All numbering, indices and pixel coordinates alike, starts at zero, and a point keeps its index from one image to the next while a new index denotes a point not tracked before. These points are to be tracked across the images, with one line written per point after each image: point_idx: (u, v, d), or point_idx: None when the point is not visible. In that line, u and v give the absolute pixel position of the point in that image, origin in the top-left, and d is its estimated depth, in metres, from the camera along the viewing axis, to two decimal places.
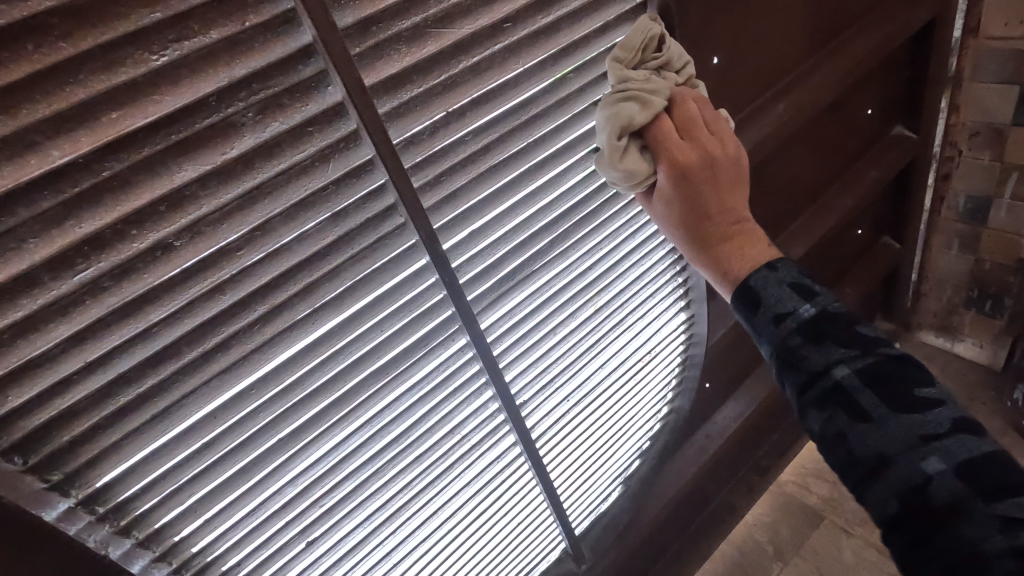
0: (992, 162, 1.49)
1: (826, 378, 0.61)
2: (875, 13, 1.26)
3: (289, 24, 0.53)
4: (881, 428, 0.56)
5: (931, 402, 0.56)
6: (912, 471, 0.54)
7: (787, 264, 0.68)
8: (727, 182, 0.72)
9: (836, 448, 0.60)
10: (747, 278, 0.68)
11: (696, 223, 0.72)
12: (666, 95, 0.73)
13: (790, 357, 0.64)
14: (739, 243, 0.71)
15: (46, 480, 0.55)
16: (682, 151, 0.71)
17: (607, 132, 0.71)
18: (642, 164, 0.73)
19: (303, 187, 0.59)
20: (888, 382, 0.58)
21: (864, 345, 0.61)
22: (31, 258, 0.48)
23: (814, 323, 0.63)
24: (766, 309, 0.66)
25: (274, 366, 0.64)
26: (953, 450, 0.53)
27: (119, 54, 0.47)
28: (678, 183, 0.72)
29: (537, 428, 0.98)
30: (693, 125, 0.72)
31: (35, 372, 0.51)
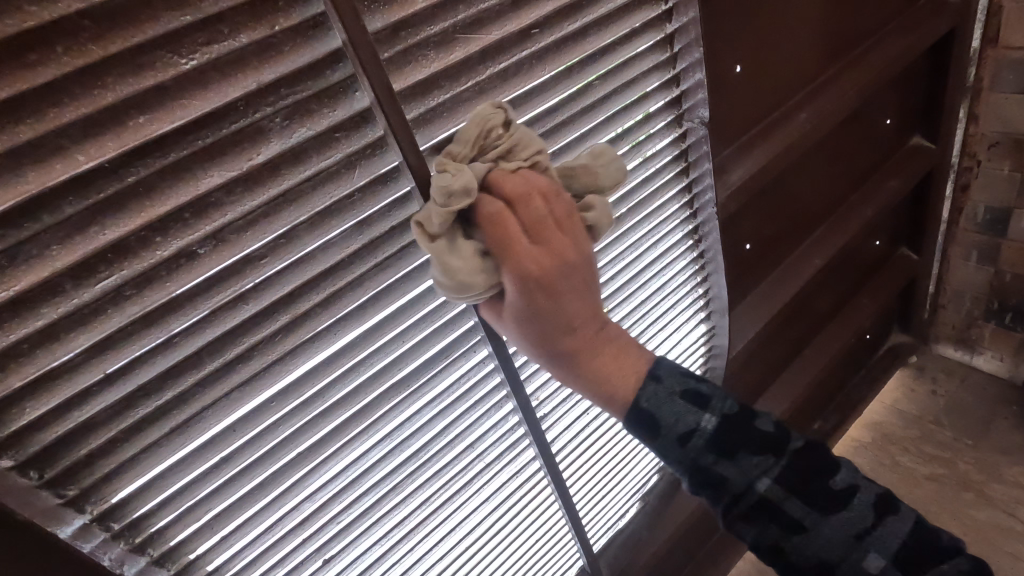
0: (1012, 173, 1.46)
1: (749, 495, 0.61)
2: (893, 24, 1.25)
3: (317, 28, 0.52)
4: (817, 536, 0.59)
5: (847, 493, 0.60)
6: (857, 571, 0.58)
7: (670, 371, 0.64)
8: (581, 284, 0.60)
9: (776, 559, 0.62)
10: (636, 400, 0.62)
11: (551, 331, 0.61)
12: (513, 184, 0.57)
13: (705, 475, 0.61)
14: (610, 359, 0.63)
15: (62, 495, 0.53)
16: (541, 264, 0.57)
17: (420, 228, 0.55)
18: (480, 279, 0.57)
19: (329, 194, 0.58)
20: (810, 484, 0.60)
21: (774, 449, 0.61)
22: (53, 265, 0.46)
23: (721, 434, 0.61)
24: (668, 431, 0.61)
25: (294, 377, 0.62)
26: (884, 539, 0.58)
27: (147, 57, 0.46)
28: (538, 302, 0.59)
29: (556, 442, 0.96)
30: (552, 230, 0.58)
31: (55, 383, 0.50)
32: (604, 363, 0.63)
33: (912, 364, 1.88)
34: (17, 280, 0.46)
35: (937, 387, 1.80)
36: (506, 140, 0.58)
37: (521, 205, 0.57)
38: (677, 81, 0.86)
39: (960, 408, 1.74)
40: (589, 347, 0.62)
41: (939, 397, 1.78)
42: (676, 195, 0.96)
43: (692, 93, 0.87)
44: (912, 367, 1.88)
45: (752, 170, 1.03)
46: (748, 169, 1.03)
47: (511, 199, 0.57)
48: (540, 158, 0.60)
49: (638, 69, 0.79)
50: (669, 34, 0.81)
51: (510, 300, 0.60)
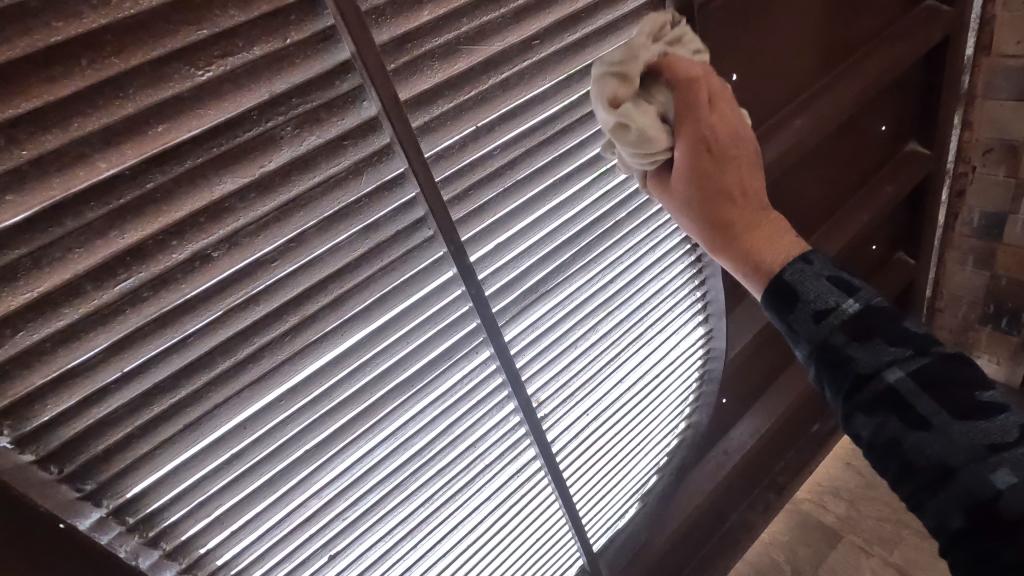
0: (1006, 179, 1.48)
1: (876, 381, 0.56)
2: (888, 32, 1.27)
3: (327, 41, 0.55)
4: (940, 438, 0.52)
5: (995, 407, 0.51)
6: (978, 481, 0.49)
7: (820, 256, 0.62)
8: (745, 158, 0.64)
9: (891, 459, 0.55)
10: (781, 272, 0.62)
11: (710, 199, 0.65)
12: (682, 64, 0.65)
13: (836, 357, 0.58)
14: (756, 232, 0.64)
15: (79, 489, 0.55)
16: (710, 121, 0.63)
17: (604, 98, 0.65)
18: (658, 138, 0.64)
19: (338, 200, 0.60)
20: (947, 387, 0.53)
21: (919, 346, 0.55)
22: (75, 268, 0.49)
23: (860, 319, 0.58)
24: (804, 305, 0.60)
25: (302, 377, 0.64)
26: (1023, 460, 0.48)
27: (165, 70, 0.48)
28: (699, 163, 0.63)
29: (557, 442, 0.98)
30: (723, 102, 0.65)
31: (75, 381, 0.52)
32: (753, 232, 0.64)
33: None
34: (41, 281, 0.48)
35: None
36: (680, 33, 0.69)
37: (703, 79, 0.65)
38: None
39: None
40: (750, 215, 0.64)
41: None
42: None
43: None
44: None
45: None
46: None
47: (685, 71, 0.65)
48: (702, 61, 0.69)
49: None
50: None
51: (676, 172, 0.65)
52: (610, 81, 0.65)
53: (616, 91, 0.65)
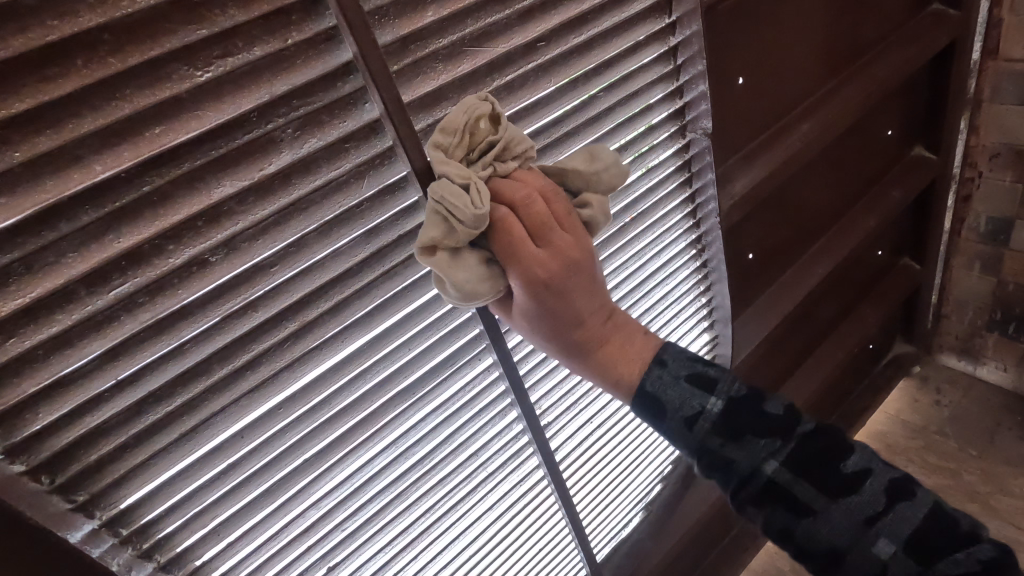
0: (1014, 183, 1.47)
1: (756, 478, 0.61)
2: (894, 36, 1.26)
3: (329, 42, 0.54)
4: (826, 521, 0.58)
5: (861, 476, 0.58)
6: (865, 557, 0.57)
7: (673, 354, 0.66)
8: (579, 287, 0.61)
9: (788, 545, 0.61)
10: (642, 383, 0.65)
11: (563, 324, 0.63)
12: (516, 192, 0.57)
13: (715, 459, 0.63)
14: (621, 350, 0.66)
15: (72, 500, 0.53)
16: (535, 264, 0.57)
17: (420, 242, 0.54)
18: (490, 284, 0.58)
19: (338, 204, 0.59)
20: (814, 467, 0.59)
21: (781, 432, 0.61)
22: (68, 272, 0.47)
23: (727, 415, 0.62)
24: (673, 414, 0.64)
25: (302, 385, 0.63)
26: (896, 527, 0.56)
27: (164, 70, 0.47)
28: (546, 297, 0.60)
29: (560, 450, 0.96)
30: (550, 228, 0.58)
31: (68, 389, 0.50)
32: (609, 352, 0.66)
33: (915, 374, 1.88)
34: (34, 286, 0.46)
35: (941, 397, 1.80)
36: (503, 135, 0.57)
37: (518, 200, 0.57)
38: (680, 92, 0.87)
39: (964, 419, 1.73)
40: (596, 332, 0.65)
41: (943, 408, 1.78)
42: (680, 205, 0.96)
43: (694, 104, 0.87)
44: (916, 377, 1.88)
45: (755, 180, 1.04)
46: (751, 179, 1.04)
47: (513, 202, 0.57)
48: (526, 158, 0.59)
49: (642, 82, 0.81)
50: (672, 46, 0.83)
51: (519, 304, 0.62)
52: (433, 228, 0.54)
53: (440, 238, 0.54)
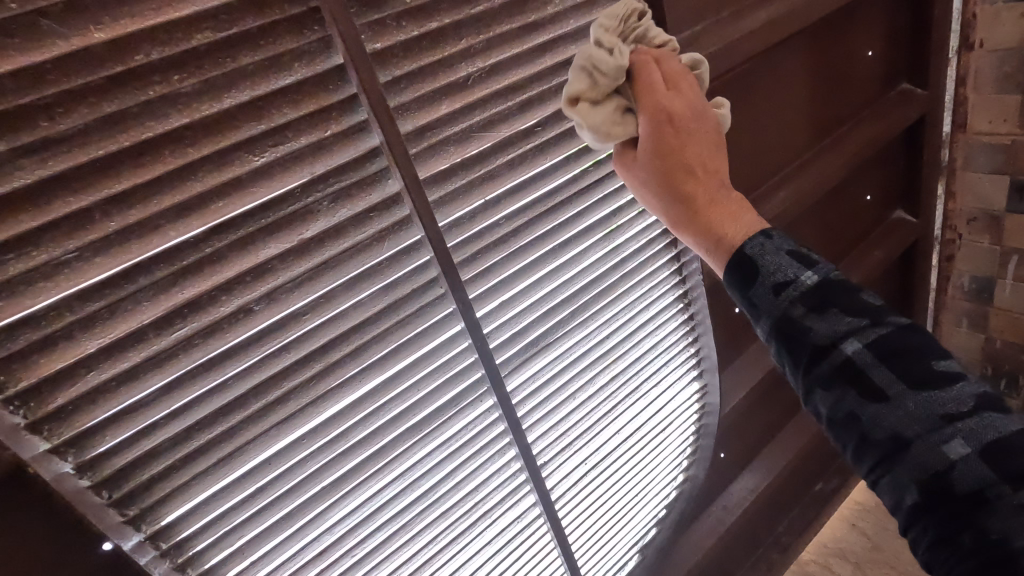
0: (992, 245, 1.55)
1: (832, 354, 0.56)
2: (866, 112, 1.39)
3: (360, 132, 0.66)
4: (895, 411, 0.53)
5: (950, 377, 0.52)
6: (932, 454, 0.51)
7: (780, 233, 0.62)
8: (707, 140, 0.67)
9: (852, 428, 0.56)
10: (740, 246, 0.63)
11: (671, 168, 0.67)
12: (662, 59, 0.69)
13: (793, 329, 0.58)
14: (716, 206, 0.66)
15: (124, 514, 0.61)
16: (674, 113, 0.67)
17: (567, 94, 0.67)
18: (623, 128, 0.69)
19: (361, 263, 0.69)
20: (904, 358, 0.53)
21: (873, 315, 0.56)
22: (142, 317, 0.57)
23: (819, 292, 0.57)
24: (762, 282, 0.60)
25: (323, 419, 0.72)
26: (979, 431, 0.49)
27: (230, 156, 0.58)
28: (658, 138, 0.67)
29: (557, 489, 1.02)
30: (676, 83, 0.68)
31: (129, 416, 0.59)
32: (718, 207, 0.66)
33: None
34: (111, 328, 0.56)
35: None
36: (642, 25, 0.70)
37: (663, 62, 0.69)
38: None
39: None
40: (708, 188, 0.67)
41: None
42: (667, 262, 1.07)
43: None
44: None
45: None
46: None
47: (651, 69, 0.68)
48: (668, 47, 0.72)
49: None
50: None
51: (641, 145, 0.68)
52: (581, 76, 0.66)
53: (584, 88, 0.67)
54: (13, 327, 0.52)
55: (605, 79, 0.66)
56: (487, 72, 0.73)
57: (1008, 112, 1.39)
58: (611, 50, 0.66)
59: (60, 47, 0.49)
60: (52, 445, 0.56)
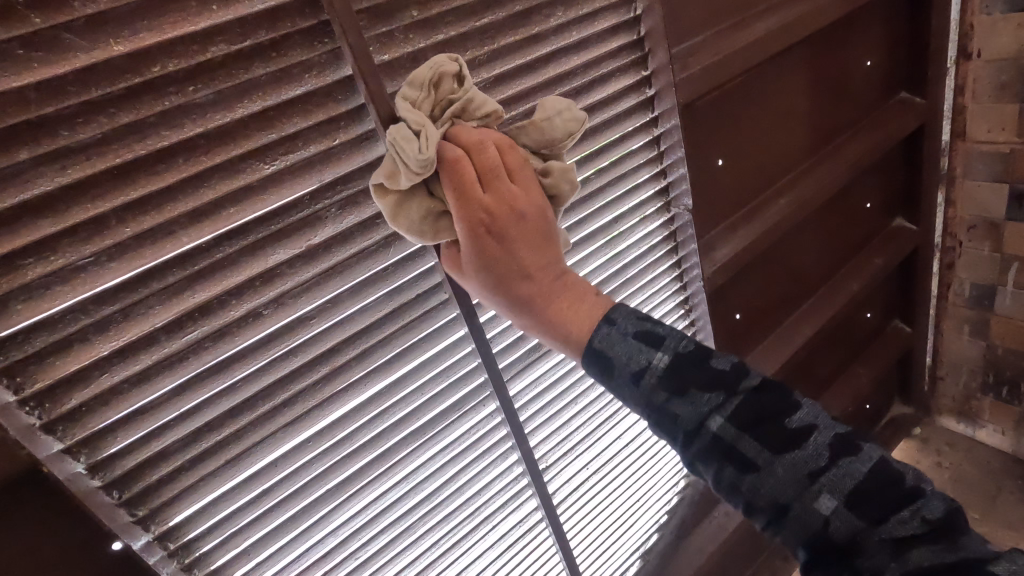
0: (993, 253, 1.56)
1: (702, 433, 0.57)
2: (865, 121, 1.40)
3: (367, 141, 0.67)
4: (768, 478, 0.56)
5: (805, 431, 0.56)
6: (809, 514, 0.54)
7: (624, 313, 0.63)
8: (530, 237, 0.63)
9: (736, 497, 0.58)
10: (590, 341, 0.62)
11: (506, 269, 0.63)
12: (473, 138, 0.60)
13: (663, 417, 0.59)
14: (569, 305, 0.65)
15: (134, 514, 0.63)
16: (503, 212, 0.61)
17: (376, 182, 0.60)
18: (446, 230, 0.63)
19: (367, 268, 0.71)
20: (764, 425, 0.56)
21: (727, 386, 0.58)
22: (154, 320, 0.59)
23: (672, 372, 0.59)
24: (622, 371, 0.61)
25: (329, 421, 0.73)
26: (838, 483, 0.54)
27: (242, 164, 0.60)
28: (483, 247, 0.62)
29: (558, 494, 1.03)
30: (497, 177, 0.61)
31: (140, 417, 0.61)
32: (561, 307, 0.65)
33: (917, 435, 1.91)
34: (125, 331, 0.58)
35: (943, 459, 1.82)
36: (464, 96, 0.61)
37: (478, 150, 0.60)
38: (664, 174, 1.00)
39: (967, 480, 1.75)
40: (547, 288, 0.65)
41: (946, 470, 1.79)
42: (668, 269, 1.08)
43: (677, 184, 1.01)
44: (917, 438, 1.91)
45: (737, 248, 1.15)
46: (733, 247, 1.15)
47: (466, 154, 0.60)
48: (494, 117, 0.63)
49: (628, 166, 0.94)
50: (656, 136, 0.97)
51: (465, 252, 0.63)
52: (385, 166, 0.59)
53: (391, 177, 0.59)
54: (32, 328, 0.54)
55: (410, 172, 0.57)
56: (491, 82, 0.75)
57: (1006, 120, 1.40)
58: (419, 133, 0.57)
59: (81, 61, 0.51)
60: (65, 445, 0.57)
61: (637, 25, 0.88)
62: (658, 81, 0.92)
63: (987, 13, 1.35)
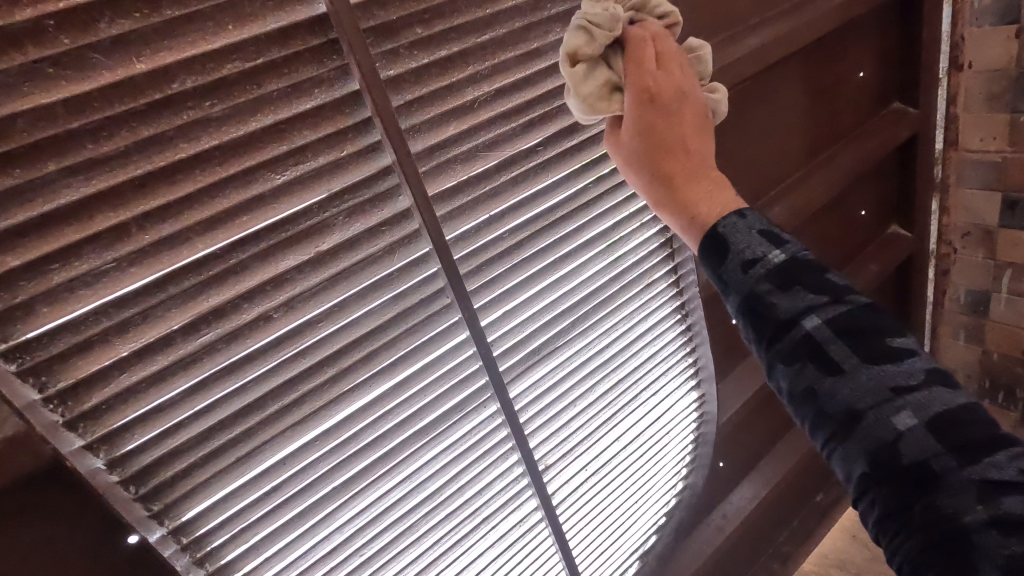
0: (986, 259, 1.58)
1: (794, 328, 0.57)
2: (859, 130, 1.43)
3: (373, 152, 0.70)
4: (849, 385, 0.54)
5: (901, 352, 0.54)
6: (882, 426, 0.52)
7: (756, 213, 0.62)
8: (694, 122, 0.67)
9: (810, 405, 0.57)
10: (717, 225, 0.62)
11: (661, 155, 0.67)
12: (663, 39, 0.69)
13: (758, 304, 0.58)
14: (693, 184, 0.66)
15: (150, 508, 0.65)
16: (659, 89, 0.66)
17: (566, 52, 0.66)
18: (608, 104, 0.68)
19: (373, 274, 0.73)
20: (861, 335, 0.54)
21: (834, 294, 0.57)
22: (171, 323, 0.62)
23: (788, 267, 0.58)
24: (734, 258, 0.60)
25: (335, 421, 0.76)
26: (924, 405, 0.51)
27: (255, 175, 0.63)
28: (647, 126, 0.67)
29: (558, 494, 1.05)
30: (666, 57, 0.68)
31: (156, 416, 0.63)
32: (699, 188, 0.66)
33: None
34: (143, 333, 0.61)
35: None
36: (643, 0, 0.71)
37: (659, 37, 0.69)
38: None
39: None
40: (690, 168, 0.66)
41: None
42: (665, 275, 1.11)
43: None
44: None
45: None
46: None
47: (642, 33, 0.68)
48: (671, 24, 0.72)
49: None
50: None
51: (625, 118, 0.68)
52: (576, 36, 0.66)
53: (581, 47, 0.66)
54: (56, 331, 0.57)
55: (603, 37, 0.66)
56: (492, 95, 0.78)
57: (998, 130, 1.43)
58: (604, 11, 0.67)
59: (105, 78, 0.54)
60: (86, 442, 0.60)
61: None
62: None
63: (977, 25, 1.39)
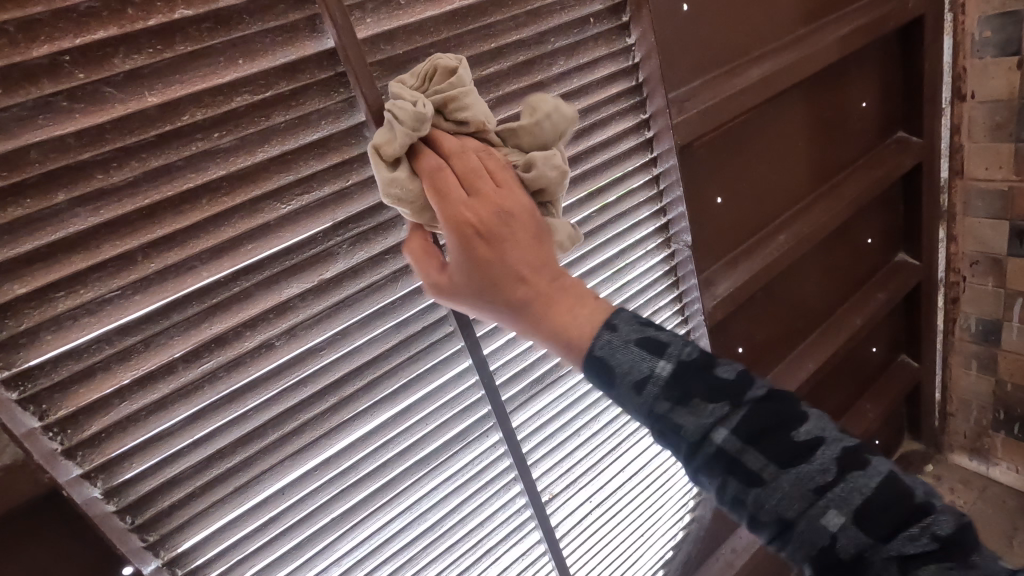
0: (996, 288, 1.57)
1: (705, 445, 0.55)
2: (863, 160, 1.44)
3: (377, 182, 0.71)
4: (773, 492, 0.53)
5: (813, 442, 0.53)
6: (814, 531, 0.51)
7: (625, 318, 0.60)
8: (527, 240, 0.61)
9: (741, 512, 0.55)
10: (591, 347, 0.59)
11: (496, 278, 0.61)
12: (468, 162, 0.61)
13: (665, 426, 0.56)
14: (561, 309, 0.61)
15: (145, 539, 0.65)
16: (485, 223, 0.59)
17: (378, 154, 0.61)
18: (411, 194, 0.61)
19: (375, 302, 0.74)
20: (767, 437, 0.53)
21: (732, 397, 0.55)
22: (173, 350, 0.62)
23: (675, 380, 0.56)
24: (622, 379, 0.57)
25: (336, 450, 0.75)
26: (846, 497, 0.51)
27: (261, 204, 0.64)
28: (468, 248, 0.60)
29: (561, 527, 1.03)
30: (480, 179, 0.60)
31: (155, 444, 0.63)
32: (555, 311, 0.61)
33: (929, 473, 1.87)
34: (146, 360, 0.61)
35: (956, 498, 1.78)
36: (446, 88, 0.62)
37: (461, 158, 0.61)
38: (664, 211, 1.03)
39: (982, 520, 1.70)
40: (535, 293, 0.61)
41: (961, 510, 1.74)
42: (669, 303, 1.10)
43: (677, 221, 1.04)
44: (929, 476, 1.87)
45: (739, 282, 1.17)
46: (735, 281, 1.16)
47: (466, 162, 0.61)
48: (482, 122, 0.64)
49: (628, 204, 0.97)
50: (655, 175, 1.00)
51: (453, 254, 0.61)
52: (381, 134, 0.60)
53: (385, 144, 0.60)
54: (59, 357, 0.57)
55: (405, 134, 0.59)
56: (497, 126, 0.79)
57: (1003, 159, 1.43)
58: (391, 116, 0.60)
59: (118, 110, 0.55)
60: (84, 470, 0.59)
61: (635, 72, 0.93)
62: (656, 123, 0.96)
63: (978, 56, 1.40)
